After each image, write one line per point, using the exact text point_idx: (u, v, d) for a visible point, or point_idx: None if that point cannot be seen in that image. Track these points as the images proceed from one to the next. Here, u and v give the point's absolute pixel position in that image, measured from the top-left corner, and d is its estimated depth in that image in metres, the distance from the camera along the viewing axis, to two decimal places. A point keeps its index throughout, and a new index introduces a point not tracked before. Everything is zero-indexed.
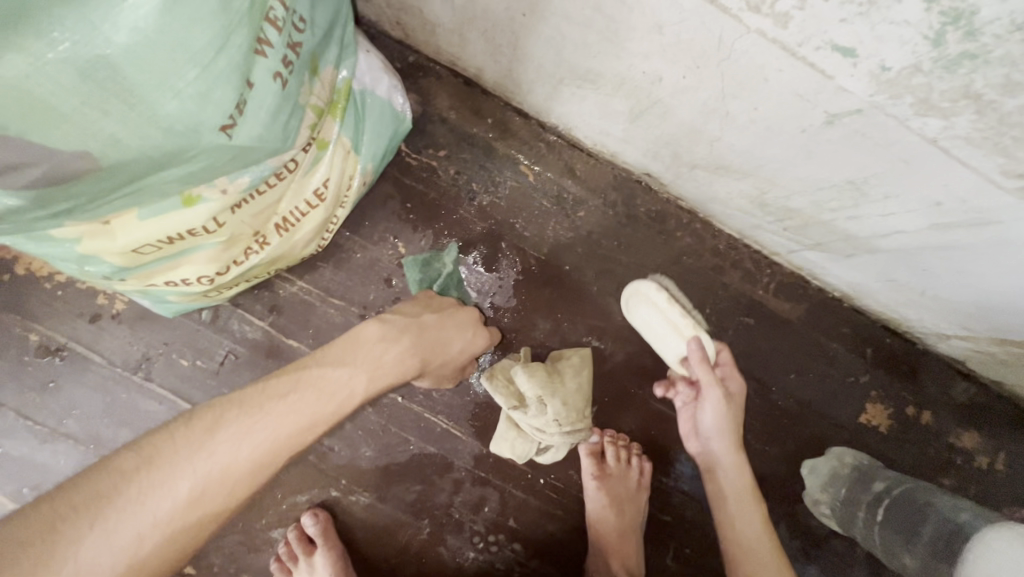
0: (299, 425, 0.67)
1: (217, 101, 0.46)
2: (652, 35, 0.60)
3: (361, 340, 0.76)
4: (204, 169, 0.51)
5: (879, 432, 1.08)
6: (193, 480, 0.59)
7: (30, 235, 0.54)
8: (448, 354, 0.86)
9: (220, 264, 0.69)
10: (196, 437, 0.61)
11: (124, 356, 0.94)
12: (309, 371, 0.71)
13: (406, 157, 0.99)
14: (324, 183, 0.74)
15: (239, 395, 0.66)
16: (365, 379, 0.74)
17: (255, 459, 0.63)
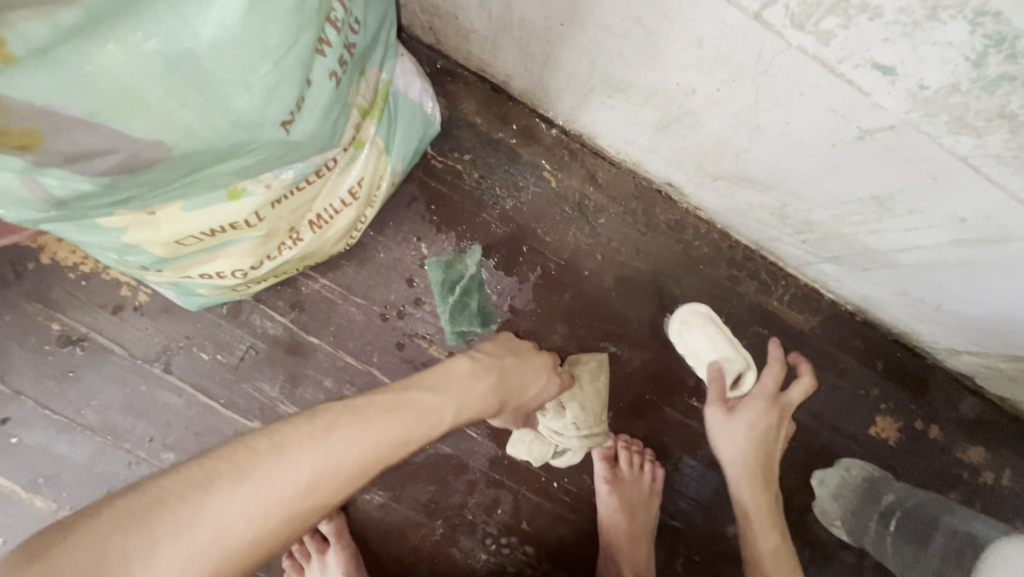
0: (384, 444, 0.64)
1: (281, 97, 0.47)
2: (690, 48, 0.61)
3: (452, 372, 0.75)
4: (259, 162, 0.52)
5: (888, 445, 1.10)
6: (282, 483, 0.57)
7: (78, 222, 0.55)
8: (526, 395, 0.83)
9: (255, 258, 0.70)
10: (287, 442, 0.58)
11: (145, 348, 0.94)
12: (409, 392, 0.69)
13: (431, 159, 1.00)
14: (358, 182, 0.75)
15: (332, 406, 0.64)
16: (450, 404, 0.72)
17: (341, 473, 0.60)
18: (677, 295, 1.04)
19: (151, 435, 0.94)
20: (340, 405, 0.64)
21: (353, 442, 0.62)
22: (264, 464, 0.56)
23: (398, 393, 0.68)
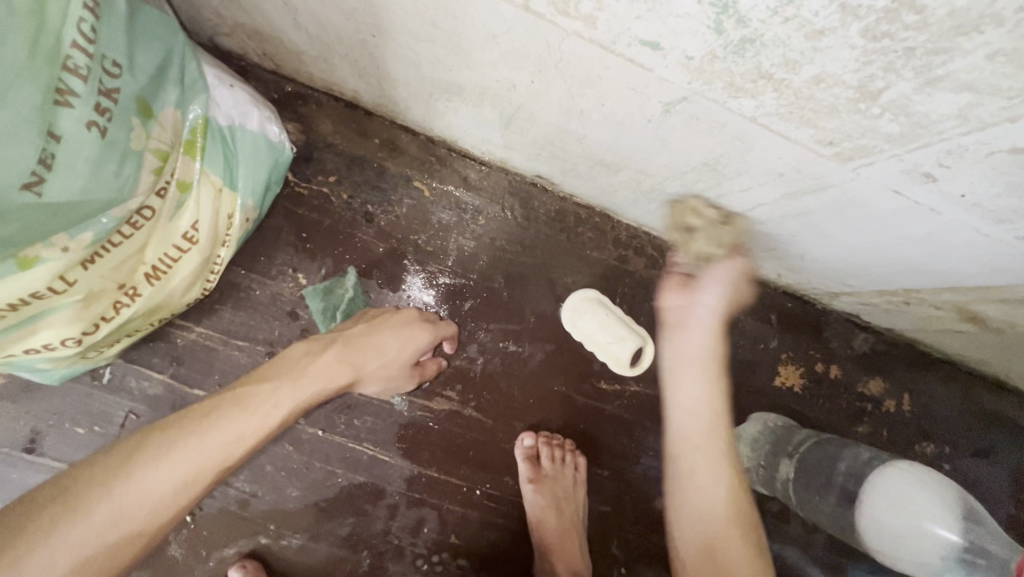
0: (198, 461, 0.64)
1: (11, 160, 0.44)
2: (490, 45, 0.61)
3: (287, 358, 0.77)
4: (21, 234, 0.48)
5: (794, 393, 1.14)
6: (141, 489, 0.60)
7: None
8: (383, 355, 0.85)
9: (84, 323, 0.65)
10: (39, 509, 0.57)
11: (9, 433, 0.87)
12: (234, 393, 0.70)
13: (295, 187, 0.97)
14: (193, 226, 0.72)
15: (127, 437, 0.64)
16: (277, 402, 0.71)
17: (149, 507, 0.60)
18: (568, 283, 1.05)
19: None
20: (149, 429, 0.65)
21: (173, 460, 0.62)
22: (61, 515, 0.57)
23: (212, 405, 0.68)
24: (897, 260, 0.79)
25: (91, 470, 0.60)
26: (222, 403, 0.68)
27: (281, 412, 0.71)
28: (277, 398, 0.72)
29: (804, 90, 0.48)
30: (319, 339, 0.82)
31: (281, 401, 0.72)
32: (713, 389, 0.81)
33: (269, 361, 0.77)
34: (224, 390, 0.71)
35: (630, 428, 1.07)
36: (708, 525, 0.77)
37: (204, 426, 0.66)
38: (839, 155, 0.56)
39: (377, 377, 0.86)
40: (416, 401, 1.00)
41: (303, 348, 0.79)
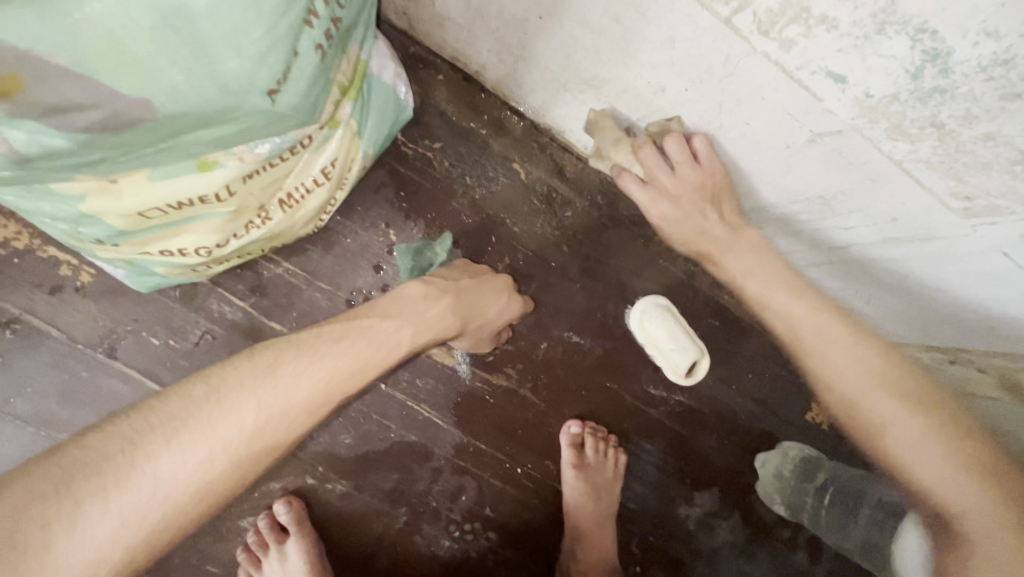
0: (337, 378, 0.70)
1: (269, 64, 0.48)
2: (664, 48, 0.65)
3: (404, 298, 0.80)
4: (236, 133, 0.53)
5: (822, 429, 1.19)
6: (280, 401, 0.64)
7: (35, 188, 0.53)
8: (487, 316, 0.89)
9: (222, 236, 0.67)
10: (186, 406, 0.60)
11: (87, 332, 0.88)
12: (358, 321, 0.75)
13: (402, 146, 0.99)
14: (331, 163, 0.73)
15: (262, 346, 0.68)
16: (400, 341, 0.78)
17: (288, 415, 0.65)
18: (638, 287, 1.08)
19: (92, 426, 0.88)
20: (282, 343, 0.69)
21: (310, 378, 0.67)
22: (212, 412, 0.60)
23: (342, 329, 0.73)
24: (963, 318, 0.85)
25: (231, 374, 0.64)
26: (350, 331, 0.74)
27: (402, 351, 0.78)
28: (399, 339, 0.78)
29: (968, 143, 0.53)
30: (436, 283, 0.85)
31: (404, 344, 0.78)
32: (809, 302, 0.82)
33: (385, 296, 0.80)
34: (351, 318, 0.76)
35: (668, 435, 1.12)
36: (885, 423, 0.75)
37: (333, 349, 0.71)
38: (967, 210, 0.62)
39: (467, 335, 0.91)
40: (477, 372, 1.03)
41: (420, 290, 0.82)
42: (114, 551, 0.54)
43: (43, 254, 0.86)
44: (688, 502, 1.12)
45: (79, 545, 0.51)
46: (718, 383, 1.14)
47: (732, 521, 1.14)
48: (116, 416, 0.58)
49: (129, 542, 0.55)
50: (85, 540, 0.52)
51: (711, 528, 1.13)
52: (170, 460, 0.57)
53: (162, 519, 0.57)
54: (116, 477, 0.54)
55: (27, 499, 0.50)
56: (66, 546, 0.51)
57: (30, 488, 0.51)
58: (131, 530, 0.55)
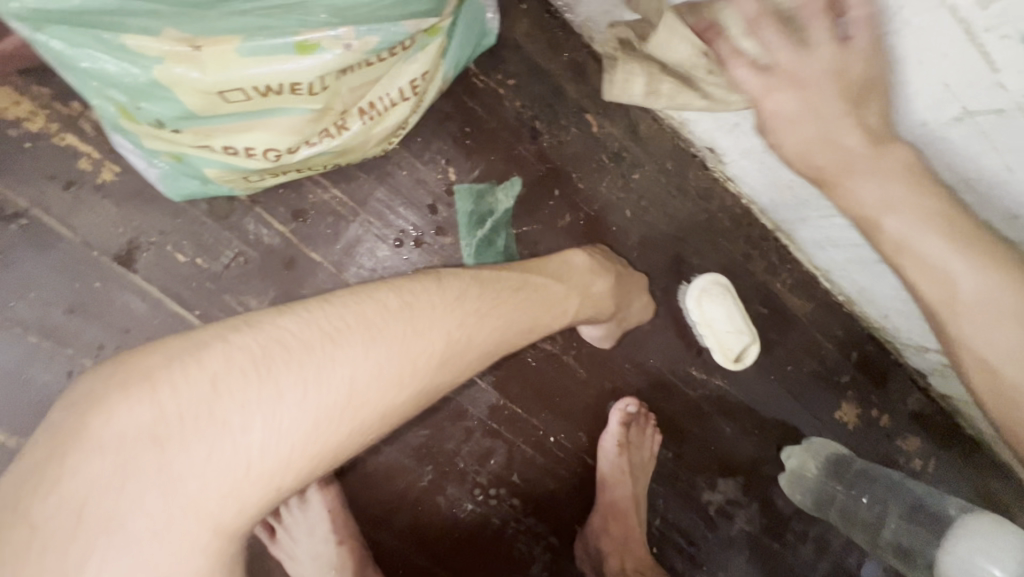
0: (509, 329, 0.71)
1: None
2: None
3: (574, 267, 0.84)
4: None
5: (847, 429, 1.16)
6: (463, 336, 0.64)
7: (111, 38, 0.45)
8: (632, 310, 0.95)
9: (297, 140, 0.58)
10: (379, 315, 0.58)
11: (105, 237, 0.78)
12: (529, 279, 0.78)
13: (473, 77, 0.90)
14: (421, 76, 0.64)
15: (449, 274, 0.68)
16: (565, 308, 0.81)
17: (467, 354, 0.65)
18: (696, 264, 1.03)
19: (100, 343, 0.78)
20: (466, 279, 0.69)
21: (489, 322, 0.68)
22: (401, 329, 0.59)
23: (518, 282, 0.76)
24: None
25: (422, 294, 0.63)
26: (521, 287, 0.76)
27: (565, 317, 0.81)
28: (566, 305, 0.81)
29: None
30: (601, 261, 0.88)
31: (569, 311, 0.81)
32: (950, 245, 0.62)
33: (554, 258, 0.84)
34: (525, 272, 0.78)
35: (701, 418, 1.09)
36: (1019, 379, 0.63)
37: (508, 302, 0.72)
38: None
39: (612, 321, 0.94)
40: None
41: (588, 263, 0.86)
42: (296, 459, 0.52)
43: (61, 142, 0.75)
44: (711, 488, 1.11)
45: (271, 437, 0.51)
46: (757, 372, 1.11)
47: (750, 511, 1.12)
48: (313, 302, 0.57)
49: (314, 451, 0.53)
50: (275, 432, 0.51)
51: (729, 516, 1.11)
52: (359, 371, 0.55)
53: (343, 437, 0.54)
54: (311, 373, 0.53)
55: (228, 371, 0.51)
56: (258, 435, 0.50)
57: (223, 368, 0.51)
58: (319, 434, 0.53)
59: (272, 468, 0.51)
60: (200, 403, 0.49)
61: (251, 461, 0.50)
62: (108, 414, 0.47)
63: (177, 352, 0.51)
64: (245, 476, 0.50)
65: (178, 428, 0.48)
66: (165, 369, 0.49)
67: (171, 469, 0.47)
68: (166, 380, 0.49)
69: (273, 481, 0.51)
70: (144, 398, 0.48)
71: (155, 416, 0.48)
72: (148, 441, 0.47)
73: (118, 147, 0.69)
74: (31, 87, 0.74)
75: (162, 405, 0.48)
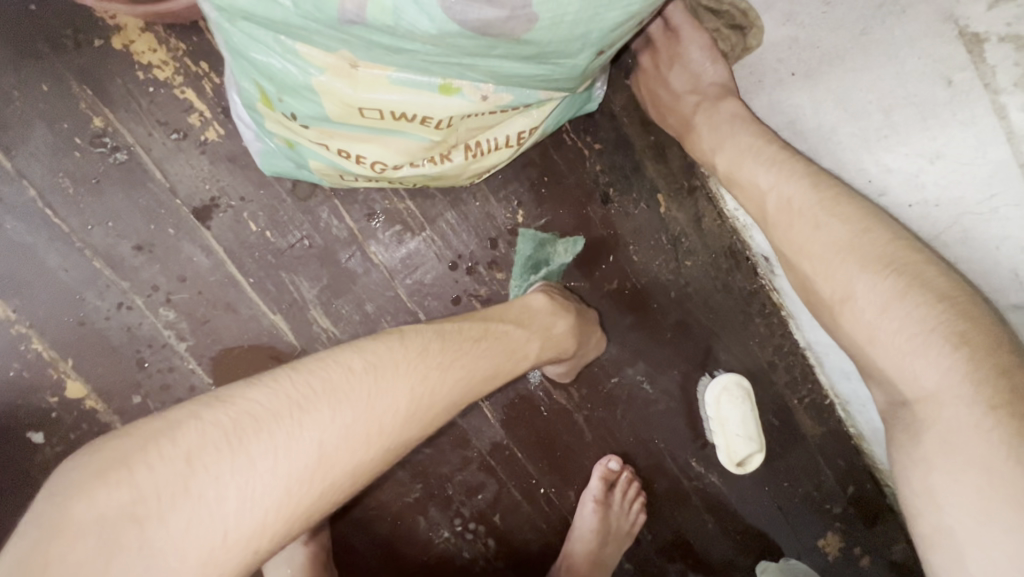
0: (475, 380, 0.66)
1: (598, 38, 0.48)
2: (917, 159, 0.62)
3: (535, 310, 0.80)
4: (514, 76, 0.51)
5: (826, 559, 1.15)
6: (434, 393, 0.60)
7: (282, 41, 0.48)
8: (587, 349, 0.92)
9: (407, 160, 0.61)
10: (344, 376, 0.53)
11: (190, 189, 0.81)
12: (494, 325, 0.72)
13: (564, 133, 0.94)
14: (529, 130, 0.67)
15: (410, 330, 0.62)
16: (527, 352, 0.75)
17: (438, 410, 0.61)
18: (722, 360, 1.05)
19: (156, 285, 0.82)
20: (428, 333, 0.63)
21: (463, 374, 0.64)
22: (370, 392, 0.54)
23: (480, 331, 0.70)
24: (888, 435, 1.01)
25: (393, 352, 0.58)
26: (490, 332, 0.71)
27: (527, 362, 0.75)
28: (528, 349, 0.75)
29: None
30: (558, 301, 0.85)
31: (530, 354, 0.76)
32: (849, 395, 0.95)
33: (515, 303, 0.80)
34: (485, 319, 0.72)
35: (689, 509, 1.10)
36: None
37: (479, 348, 0.68)
38: None
39: (572, 359, 0.91)
40: (544, 380, 0.99)
41: (547, 304, 0.82)
42: (274, 524, 0.47)
43: (180, 95, 0.80)
44: None
45: (246, 510, 0.46)
46: (753, 479, 1.11)
47: None
48: (281, 367, 0.52)
49: (290, 515, 0.48)
50: (251, 503, 0.46)
51: None
52: (328, 435, 0.50)
53: (313, 500, 0.50)
54: (285, 440, 0.48)
55: (202, 447, 0.45)
56: (235, 507, 0.45)
57: (191, 445, 0.45)
58: (296, 496, 0.49)
59: (250, 536, 0.46)
60: (175, 480, 0.44)
61: (230, 532, 0.45)
62: (79, 500, 0.41)
63: (145, 430, 0.45)
64: (224, 551, 0.44)
65: (157, 507, 0.43)
66: (137, 448, 0.44)
67: (148, 552, 0.42)
68: (130, 463, 0.43)
69: (251, 549, 0.46)
70: (119, 479, 0.43)
71: (130, 497, 0.42)
72: (124, 522, 0.41)
73: (233, 115, 0.73)
74: (169, 40, 0.79)
75: (138, 485, 0.42)
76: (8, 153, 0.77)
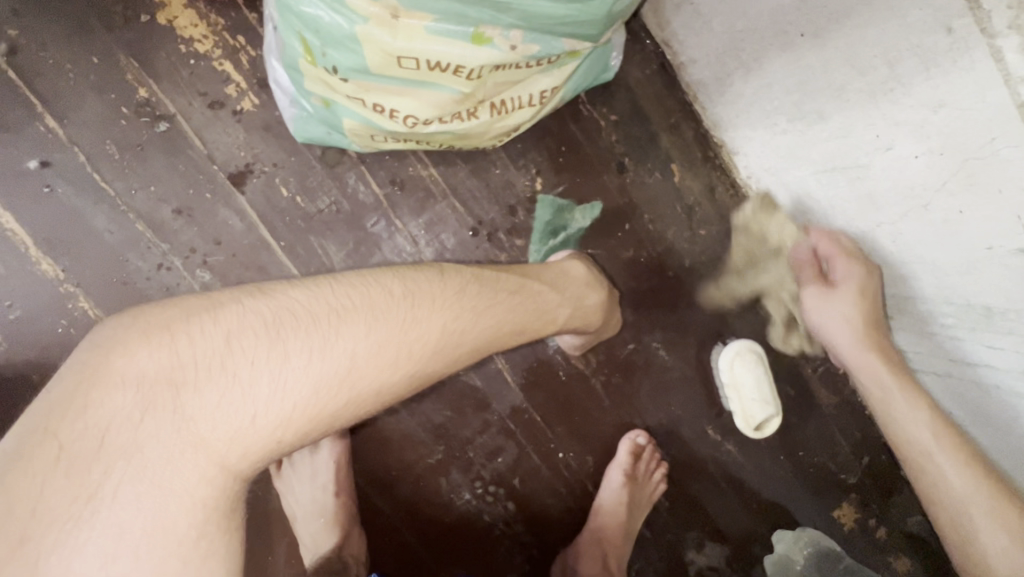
0: (502, 327, 0.68)
1: None
2: (924, 110, 0.65)
3: (572, 278, 0.82)
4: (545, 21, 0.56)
5: (842, 529, 1.16)
6: (463, 328, 0.62)
7: None
8: (610, 323, 0.94)
9: (438, 114, 0.65)
10: (383, 297, 0.57)
11: (227, 156, 0.86)
12: (531, 283, 0.74)
13: (581, 105, 0.98)
14: (551, 89, 0.71)
15: (451, 268, 0.65)
16: (555, 316, 0.77)
17: (464, 347, 0.63)
18: (736, 328, 1.07)
19: (194, 247, 0.86)
20: (466, 274, 0.66)
21: (491, 318, 0.66)
22: (403, 315, 0.57)
23: (515, 287, 0.72)
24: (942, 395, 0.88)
25: (424, 282, 0.61)
26: (524, 288, 0.73)
27: (554, 326, 0.77)
28: (557, 313, 0.77)
29: None
30: (593, 273, 0.87)
31: (558, 320, 0.78)
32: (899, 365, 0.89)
33: (552, 268, 0.82)
34: (523, 275, 0.75)
35: (703, 477, 1.11)
36: None
37: (508, 297, 0.70)
38: None
39: (594, 334, 0.94)
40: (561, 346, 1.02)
41: (584, 276, 0.85)
42: (299, 418, 0.51)
43: (219, 66, 0.84)
44: (696, 548, 1.11)
45: (274, 396, 0.50)
46: (768, 447, 1.13)
47: None
48: (323, 277, 0.56)
49: (316, 413, 0.51)
50: (278, 392, 0.50)
51: None
52: (360, 346, 0.54)
53: (339, 406, 0.53)
54: (319, 342, 0.52)
55: (241, 331, 0.50)
56: (265, 392, 0.50)
57: (229, 328, 0.50)
58: (321, 399, 0.52)
59: (275, 423, 0.50)
60: (212, 356, 0.49)
61: (257, 413, 0.49)
62: (125, 356, 0.47)
63: (194, 306, 0.50)
64: (250, 428, 0.49)
65: (193, 376, 0.48)
66: (182, 321, 0.49)
67: (182, 410, 0.47)
68: (174, 331, 0.49)
69: (276, 434, 0.50)
70: (163, 344, 0.48)
71: (171, 362, 0.48)
72: (162, 382, 0.47)
73: (272, 81, 0.77)
74: (209, 15, 0.84)
75: (177, 352, 0.48)
76: (58, 121, 0.81)
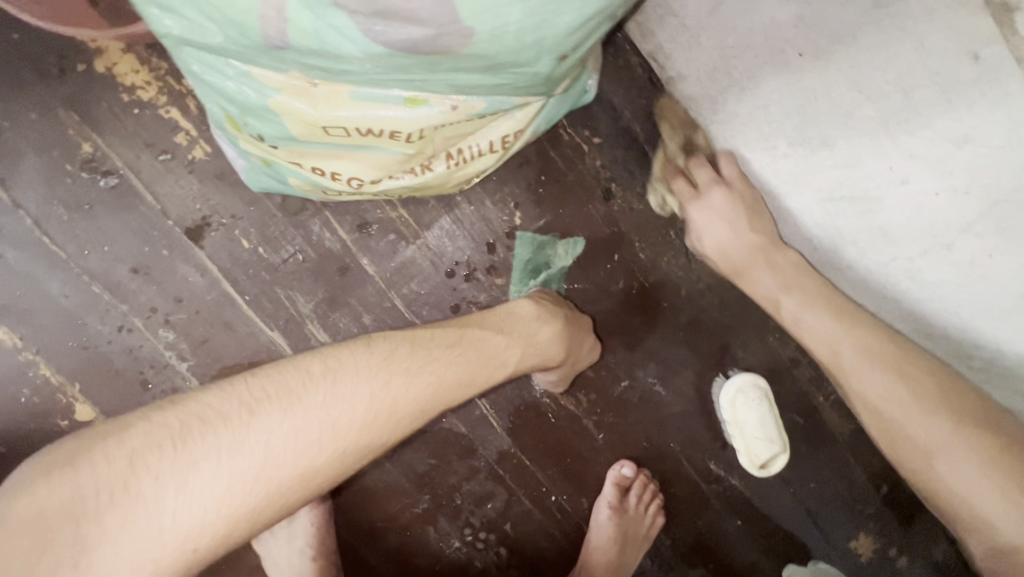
0: (444, 385, 0.63)
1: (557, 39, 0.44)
2: (943, 143, 0.56)
3: (520, 317, 0.76)
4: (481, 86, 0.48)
5: (859, 560, 1.09)
6: (395, 396, 0.58)
7: (235, 66, 0.46)
8: (582, 353, 0.87)
9: (383, 173, 0.59)
10: (298, 382, 0.55)
11: (181, 211, 0.81)
12: (471, 330, 0.69)
13: (561, 129, 0.90)
14: (513, 133, 0.63)
15: (379, 335, 0.63)
16: (507, 359, 0.71)
17: (397, 416, 0.59)
18: (739, 358, 0.99)
19: (155, 307, 0.82)
20: (396, 339, 0.62)
21: (427, 381, 0.62)
22: (321, 395, 0.55)
23: (456, 336, 0.67)
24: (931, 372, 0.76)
25: (347, 357, 0.58)
26: (465, 338, 0.68)
27: (506, 370, 0.71)
28: (507, 356, 0.71)
29: None
30: (547, 305, 0.80)
31: (510, 362, 0.72)
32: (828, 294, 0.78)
33: (499, 309, 0.76)
34: (462, 325, 0.70)
35: (707, 513, 1.05)
36: None
37: (446, 353, 0.65)
38: None
39: (567, 366, 0.86)
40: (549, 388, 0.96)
41: (534, 309, 0.77)
42: (213, 522, 0.48)
43: (165, 114, 0.79)
44: None
45: (183, 506, 0.48)
46: (777, 480, 1.06)
47: None
48: (238, 374, 0.55)
49: (232, 513, 0.49)
50: (188, 502, 0.48)
51: None
52: (274, 437, 0.52)
53: (259, 498, 0.51)
54: (229, 440, 0.50)
55: (146, 447, 0.48)
56: (172, 504, 0.47)
57: (133, 447, 0.48)
58: (235, 496, 0.49)
59: (185, 532, 0.47)
60: (116, 479, 0.47)
61: (165, 528, 0.47)
62: (28, 496, 0.46)
63: (96, 435, 0.49)
64: (160, 545, 0.46)
65: (95, 503, 0.46)
66: (85, 451, 0.48)
67: (85, 541, 0.45)
68: (73, 467, 0.47)
69: (190, 543, 0.47)
70: (65, 479, 0.46)
71: (72, 494, 0.46)
72: (62, 519, 0.45)
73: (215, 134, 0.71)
74: (151, 60, 0.79)
75: (78, 481, 0.46)
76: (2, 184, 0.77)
